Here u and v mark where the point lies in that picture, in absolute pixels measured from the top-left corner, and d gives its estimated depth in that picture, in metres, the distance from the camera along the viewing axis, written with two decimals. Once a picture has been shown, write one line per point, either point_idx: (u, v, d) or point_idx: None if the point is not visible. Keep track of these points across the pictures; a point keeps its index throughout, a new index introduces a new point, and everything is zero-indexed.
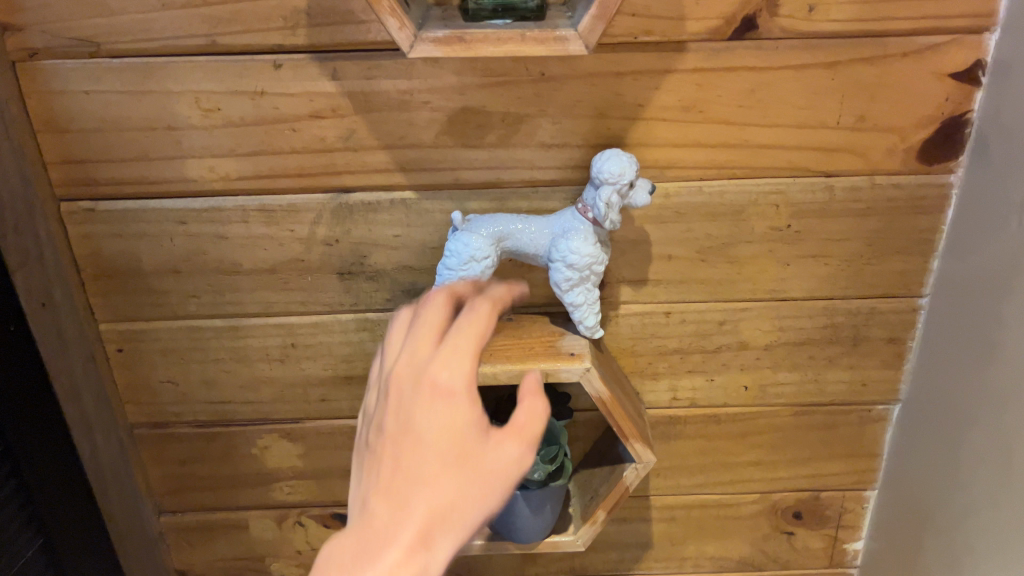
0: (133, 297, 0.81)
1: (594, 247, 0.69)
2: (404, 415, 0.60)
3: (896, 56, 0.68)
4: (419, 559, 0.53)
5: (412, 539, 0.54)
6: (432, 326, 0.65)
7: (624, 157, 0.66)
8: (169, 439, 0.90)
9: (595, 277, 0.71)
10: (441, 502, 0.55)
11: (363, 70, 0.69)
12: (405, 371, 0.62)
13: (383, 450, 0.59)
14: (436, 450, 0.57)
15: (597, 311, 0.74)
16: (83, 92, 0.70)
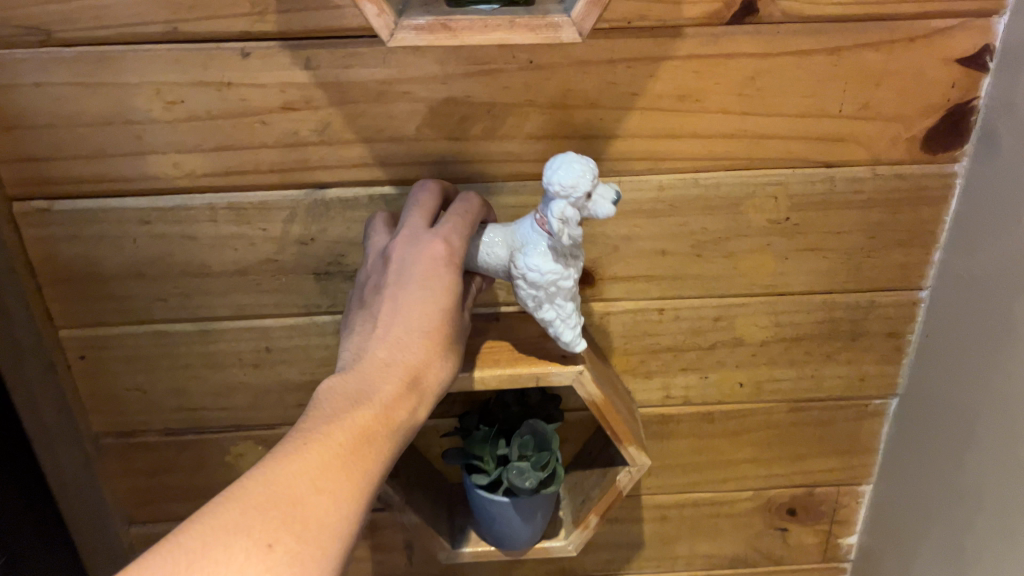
0: (94, 303, 0.76)
1: (557, 260, 0.61)
2: (404, 270, 0.58)
3: (902, 41, 0.65)
4: (407, 403, 0.54)
5: (402, 383, 0.54)
6: (425, 210, 0.62)
7: (578, 163, 0.56)
8: (137, 449, 0.85)
9: (566, 292, 0.63)
10: (432, 355, 0.56)
11: (338, 59, 0.64)
12: (402, 247, 0.59)
13: (379, 303, 0.58)
14: (436, 310, 0.57)
15: (579, 324, 0.65)
16: (32, 84, 0.65)
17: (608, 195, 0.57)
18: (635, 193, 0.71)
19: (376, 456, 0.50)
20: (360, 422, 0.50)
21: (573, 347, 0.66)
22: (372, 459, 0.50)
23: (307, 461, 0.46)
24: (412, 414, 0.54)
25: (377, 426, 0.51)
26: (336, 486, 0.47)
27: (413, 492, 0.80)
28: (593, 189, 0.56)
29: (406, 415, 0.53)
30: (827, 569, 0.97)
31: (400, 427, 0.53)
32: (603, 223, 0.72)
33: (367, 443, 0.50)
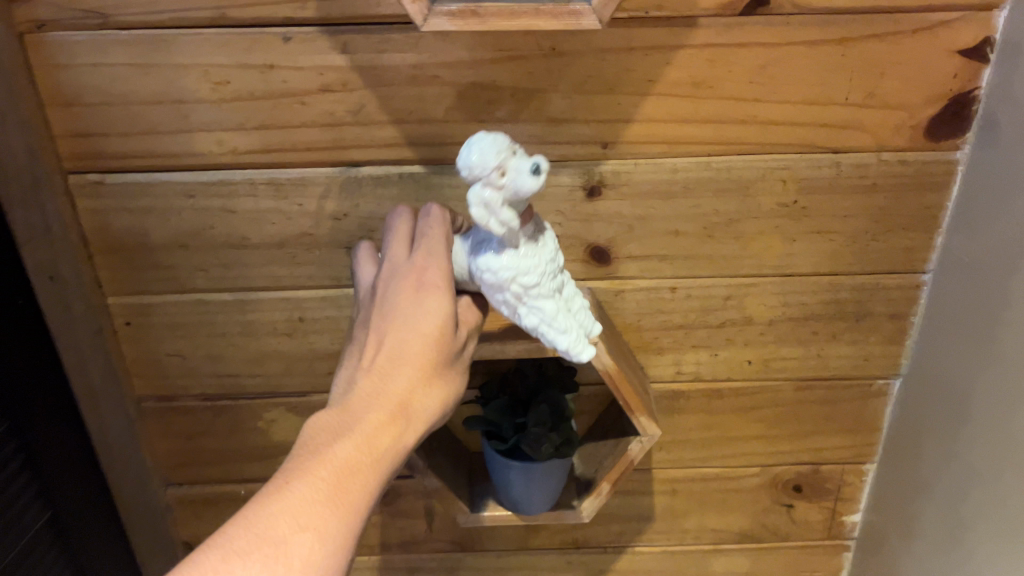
0: (141, 272, 0.81)
1: (510, 258, 0.60)
2: (387, 303, 0.59)
3: (907, 33, 0.68)
4: (396, 434, 0.53)
5: (390, 413, 0.54)
6: (402, 241, 0.63)
7: (479, 142, 0.55)
8: (176, 413, 0.90)
9: (537, 292, 0.62)
10: (419, 383, 0.56)
11: (374, 44, 0.69)
12: (385, 281, 0.60)
13: (366, 336, 0.58)
14: (423, 338, 0.57)
15: (564, 325, 0.64)
16: (91, 64, 0.70)
17: (520, 167, 0.55)
18: (650, 174, 0.75)
19: (362, 490, 0.50)
20: (345, 458, 0.50)
21: (563, 349, 0.65)
22: (357, 492, 0.49)
23: (290, 501, 0.47)
24: (401, 443, 0.53)
25: (362, 460, 0.51)
26: (319, 524, 0.46)
27: (435, 457, 0.84)
28: (503, 166, 0.55)
29: (396, 446, 0.53)
30: (831, 546, 1.00)
31: (388, 457, 0.52)
32: (620, 203, 0.77)
33: (351, 478, 0.50)
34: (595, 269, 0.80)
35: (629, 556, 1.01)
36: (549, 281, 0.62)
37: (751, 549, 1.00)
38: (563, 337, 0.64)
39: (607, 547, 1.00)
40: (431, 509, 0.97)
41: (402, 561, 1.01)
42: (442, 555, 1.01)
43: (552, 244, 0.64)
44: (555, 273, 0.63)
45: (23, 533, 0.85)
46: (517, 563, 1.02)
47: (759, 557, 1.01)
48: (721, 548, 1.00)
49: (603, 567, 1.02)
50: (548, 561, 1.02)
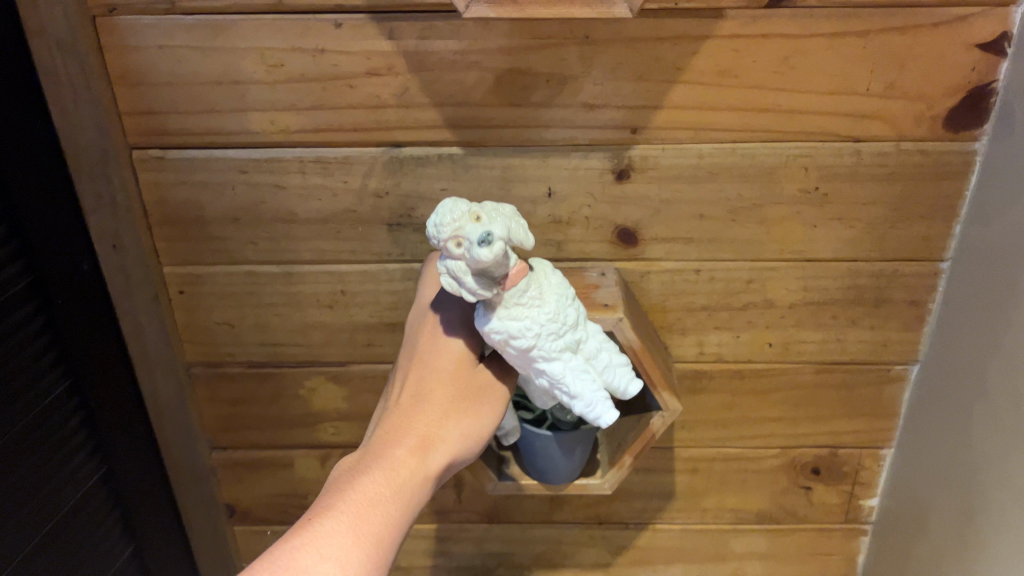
0: (195, 243, 0.86)
1: (503, 324, 0.64)
2: (412, 350, 0.72)
3: (927, 26, 0.71)
4: (418, 464, 0.63)
5: (412, 446, 0.64)
6: (430, 284, 0.76)
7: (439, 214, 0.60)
8: (223, 379, 0.95)
9: (542, 357, 0.66)
10: (437, 422, 0.66)
11: (418, 31, 0.74)
12: (412, 327, 0.74)
13: (399, 379, 0.71)
14: (438, 384, 0.68)
15: (580, 392, 0.68)
16: (156, 47, 0.75)
17: (472, 237, 0.58)
18: (677, 159, 0.79)
19: (385, 514, 0.58)
20: (370, 488, 0.59)
21: (580, 412, 0.69)
22: (381, 516, 0.58)
23: (321, 530, 0.55)
24: (424, 472, 0.63)
25: (387, 488, 0.60)
26: (343, 544, 0.55)
27: None
28: (458, 235, 0.59)
29: (419, 474, 0.62)
30: (848, 529, 1.03)
31: (412, 484, 0.61)
32: (647, 186, 0.80)
33: (376, 503, 0.58)
34: (622, 251, 0.84)
35: (651, 533, 1.05)
36: (554, 346, 0.66)
37: (769, 531, 1.03)
38: (578, 400, 0.68)
39: (629, 523, 1.04)
40: (461, 481, 1.02)
41: (432, 530, 1.06)
42: (470, 525, 1.05)
43: (563, 305, 0.66)
44: (563, 337, 0.66)
45: (82, 488, 0.89)
46: (542, 536, 1.06)
47: (777, 539, 1.04)
48: (740, 528, 1.04)
49: (625, 543, 1.06)
50: (572, 535, 1.05)
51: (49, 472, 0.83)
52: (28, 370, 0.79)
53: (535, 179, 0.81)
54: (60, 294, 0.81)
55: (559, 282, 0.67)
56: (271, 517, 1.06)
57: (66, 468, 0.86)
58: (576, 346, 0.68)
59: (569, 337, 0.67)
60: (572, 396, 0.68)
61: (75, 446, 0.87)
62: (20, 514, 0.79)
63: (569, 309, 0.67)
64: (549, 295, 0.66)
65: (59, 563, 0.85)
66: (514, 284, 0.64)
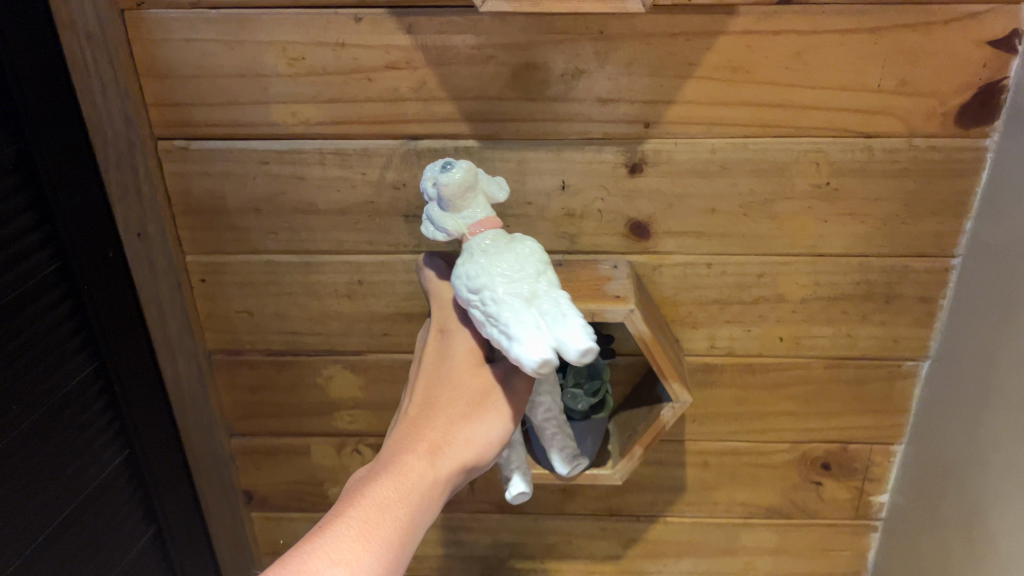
0: (217, 232, 0.88)
1: (459, 269, 0.69)
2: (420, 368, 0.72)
3: (938, 23, 0.72)
4: (428, 471, 0.62)
5: (421, 454, 0.63)
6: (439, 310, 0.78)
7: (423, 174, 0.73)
8: (243, 366, 0.97)
9: (487, 292, 0.66)
10: (446, 428, 0.65)
11: (437, 25, 0.75)
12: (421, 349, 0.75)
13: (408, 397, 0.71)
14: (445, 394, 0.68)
15: (516, 332, 0.63)
16: (182, 40, 0.78)
17: (434, 169, 0.70)
18: (690, 153, 0.80)
19: (396, 519, 0.57)
20: (380, 495, 0.58)
21: (515, 352, 0.62)
22: (392, 521, 0.57)
23: (331, 536, 0.54)
24: (435, 479, 0.61)
25: (397, 494, 0.58)
26: (350, 546, 0.53)
27: None
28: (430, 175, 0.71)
29: (429, 481, 0.61)
30: (858, 525, 1.03)
31: (423, 490, 0.60)
32: (660, 180, 0.82)
33: (386, 509, 0.57)
34: (634, 244, 0.86)
35: (661, 526, 1.06)
36: (501, 283, 0.66)
37: (780, 526, 1.04)
38: (512, 340, 0.63)
39: (640, 516, 1.05)
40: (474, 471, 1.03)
41: (445, 519, 1.08)
42: (483, 515, 1.07)
43: (526, 261, 0.68)
44: (512, 278, 0.66)
45: (105, 470, 0.91)
46: (553, 527, 1.07)
47: (787, 534, 1.05)
48: (750, 523, 1.04)
49: (636, 535, 1.07)
50: (583, 527, 1.07)
51: (72, 453, 0.85)
52: (55, 354, 0.82)
53: (549, 172, 0.82)
54: (87, 281, 0.83)
55: (540, 256, 0.69)
56: (287, 504, 1.08)
57: (89, 450, 0.88)
58: (529, 296, 0.65)
59: (520, 282, 0.66)
60: (510, 335, 0.63)
61: (99, 428, 0.89)
62: (43, 494, 0.81)
63: (530, 265, 0.67)
64: (518, 249, 0.68)
65: (80, 544, 0.87)
66: (479, 231, 0.70)
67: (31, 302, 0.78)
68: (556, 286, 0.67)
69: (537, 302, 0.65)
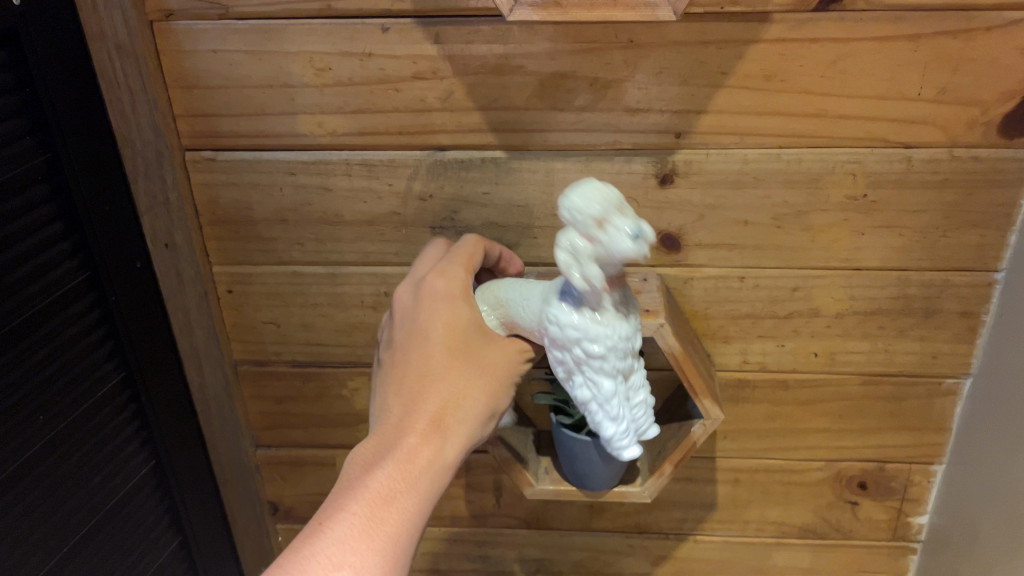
0: (244, 243, 0.88)
1: (579, 324, 0.64)
2: (410, 319, 0.68)
3: (981, 30, 0.70)
4: (431, 452, 0.60)
5: (424, 432, 0.61)
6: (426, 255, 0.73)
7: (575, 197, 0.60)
8: (269, 377, 0.97)
9: (593, 368, 0.65)
10: (447, 399, 0.63)
11: (464, 35, 0.74)
12: (405, 293, 0.70)
13: (397, 351, 0.67)
14: (440, 357, 0.65)
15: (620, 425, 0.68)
16: (210, 51, 0.78)
17: (625, 228, 0.57)
18: (721, 163, 0.78)
19: (401, 512, 0.57)
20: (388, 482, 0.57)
21: (610, 435, 0.69)
22: (396, 515, 0.56)
23: (333, 538, 0.53)
24: (439, 461, 0.60)
25: (402, 486, 0.58)
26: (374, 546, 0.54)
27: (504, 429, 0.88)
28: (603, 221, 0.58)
29: (433, 464, 0.60)
30: (897, 547, 1.00)
31: (427, 476, 0.59)
32: (691, 192, 0.80)
33: (391, 504, 0.57)
34: (664, 256, 0.84)
35: (691, 544, 1.03)
36: (607, 365, 0.65)
37: (814, 546, 1.01)
38: (609, 426, 0.68)
39: (669, 533, 1.03)
40: (500, 485, 1.02)
41: (471, 533, 1.06)
42: (509, 530, 1.05)
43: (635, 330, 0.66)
44: (620, 356, 0.65)
45: (131, 478, 0.91)
46: (580, 544, 1.05)
47: (822, 554, 1.02)
48: (783, 542, 1.02)
49: (664, 553, 1.04)
50: (611, 544, 1.05)
51: (98, 464, 0.85)
52: (85, 363, 0.82)
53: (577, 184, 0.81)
54: (114, 290, 0.84)
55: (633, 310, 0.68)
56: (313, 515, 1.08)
57: (115, 460, 0.88)
58: (625, 374, 0.67)
59: (625, 361, 0.66)
60: (603, 418, 0.68)
61: (126, 438, 0.90)
62: (72, 503, 0.81)
63: (636, 337, 0.66)
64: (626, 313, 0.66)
65: (107, 553, 0.87)
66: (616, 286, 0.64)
67: (60, 311, 0.78)
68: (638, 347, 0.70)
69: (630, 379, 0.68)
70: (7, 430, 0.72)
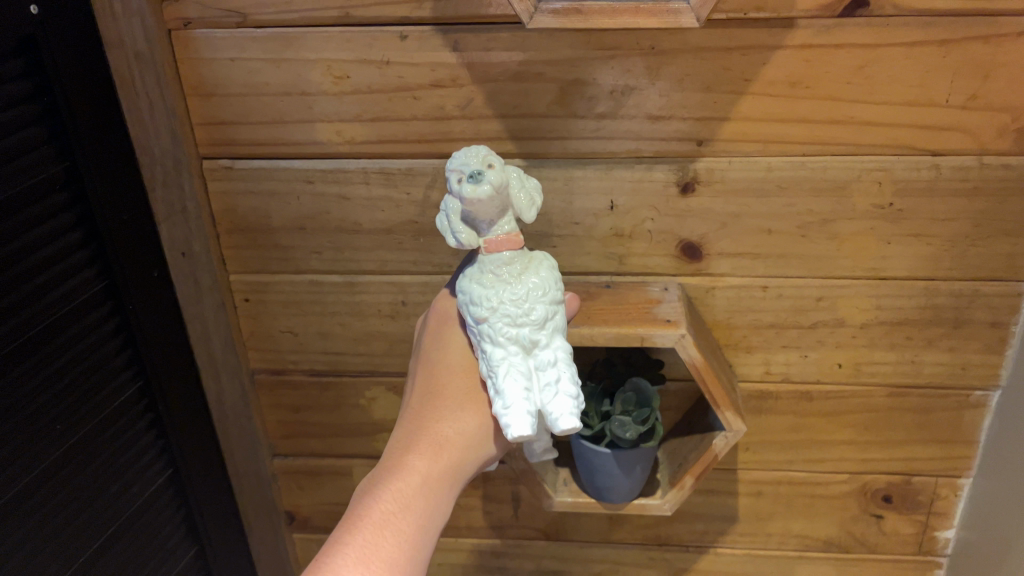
0: (262, 252, 0.88)
1: (471, 284, 0.69)
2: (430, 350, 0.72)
3: (1012, 34, 0.69)
4: (430, 472, 0.63)
5: (421, 453, 0.64)
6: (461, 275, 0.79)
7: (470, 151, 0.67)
8: (286, 386, 0.97)
9: (485, 336, 0.68)
10: (446, 423, 0.66)
11: (483, 42, 0.74)
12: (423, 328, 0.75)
13: (415, 384, 0.71)
14: (444, 388, 0.69)
15: (501, 389, 0.65)
16: (228, 59, 0.77)
17: (466, 173, 0.66)
18: (744, 171, 0.77)
19: (401, 533, 0.59)
20: (386, 506, 0.60)
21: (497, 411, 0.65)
22: (395, 534, 0.59)
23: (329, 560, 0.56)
24: (437, 482, 0.63)
25: (399, 503, 0.60)
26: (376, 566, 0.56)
27: None
28: (457, 171, 0.66)
29: (428, 485, 0.62)
30: (923, 562, 0.98)
31: (426, 492, 0.62)
32: (714, 200, 0.79)
33: (389, 527, 0.59)
34: (686, 265, 0.83)
35: (712, 557, 1.02)
36: (497, 333, 0.67)
37: (838, 559, 0.99)
38: (498, 396, 0.65)
39: (690, 546, 1.01)
40: (518, 495, 1.01)
41: (488, 544, 1.05)
42: (527, 541, 1.04)
43: (531, 296, 0.67)
44: (512, 322, 0.67)
45: (148, 487, 0.90)
46: (599, 556, 1.04)
47: (846, 569, 1.00)
48: (806, 556, 1.00)
49: (685, 566, 1.03)
50: (631, 556, 1.03)
51: (112, 474, 0.84)
52: (100, 373, 0.81)
53: (598, 192, 0.80)
54: (132, 298, 0.83)
55: (554, 292, 0.68)
56: (329, 525, 1.07)
57: (131, 470, 0.87)
58: (527, 346, 0.67)
59: (521, 328, 0.67)
60: (497, 393, 0.66)
61: (143, 448, 0.89)
62: (89, 512, 0.81)
63: (532, 299, 0.67)
64: (522, 281, 0.68)
65: (122, 565, 0.86)
66: (495, 249, 0.69)
67: (78, 319, 0.78)
68: (556, 330, 0.68)
69: (534, 353, 0.67)
70: (22, 440, 0.72)
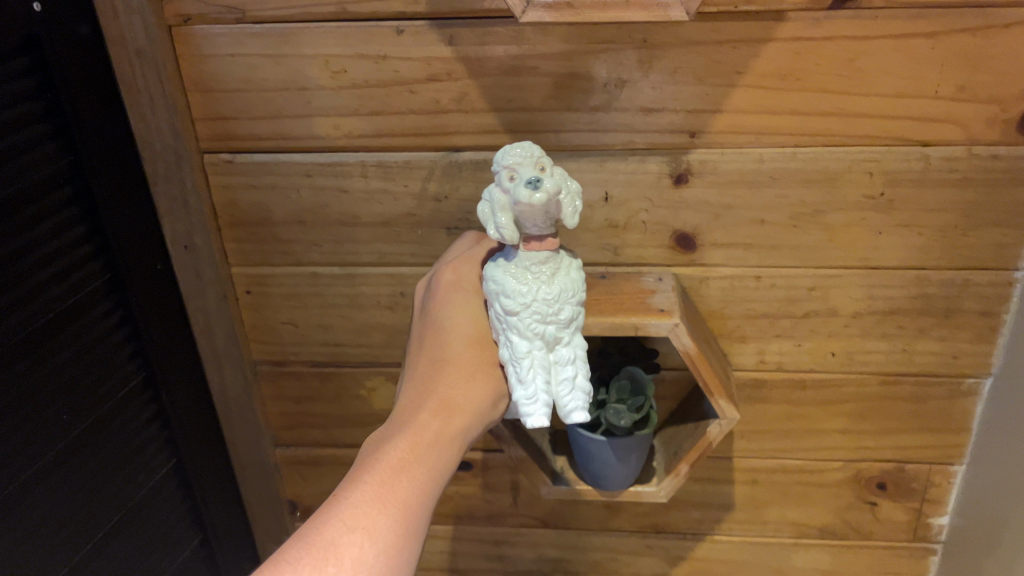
0: (263, 245, 0.89)
1: (503, 277, 0.68)
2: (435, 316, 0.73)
3: (1000, 26, 0.69)
4: (441, 429, 0.64)
5: (433, 412, 0.65)
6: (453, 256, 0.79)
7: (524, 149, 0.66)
8: (287, 377, 0.98)
9: (511, 327, 0.68)
10: (456, 387, 0.67)
11: (478, 37, 0.75)
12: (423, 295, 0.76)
13: (421, 347, 0.72)
14: (454, 354, 0.70)
15: (523, 381, 0.67)
16: (228, 55, 0.79)
17: (522, 175, 0.65)
18: (736, 162, 0.78)
19: (413, 480, 0.60)
20: (398, 456, 0.61)
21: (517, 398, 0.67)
22: (409, 481, 0.60)
23: (348, 503, 0.57)
24: (448, 438, 0.64)
25: (412, 453, 0.62)
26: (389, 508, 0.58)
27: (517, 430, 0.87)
28: (513, 170, 0.65)
29: (439, 440, 0.64)
30: (918, 548, 0.99)
31: (437, 446, 0.63)
32: (707, 191, 0.80)
33: (402, 474, 0.60)
34: (679, 256, 0.84)
35: (709, 545, 1.03)
36: (523, 327, 0.68)
37: (833, 546, 1.00)
38: (518, 386, 0.67)
39: (687, 533, 1.03)
40: (517, 484, 1.02)
41: (488, 532, 1.07)
42: (526, 529, 1.05)
43: (563, 297, 0.67)
44: (540, 319, 0.67)
45: (153, 476, 0.91)
46: (597, 544, 1.05)
47: (841, 555, 1.01)
48: (802, 543, 1.01)
49: (682, 554, 1.04)
50: (629, 543, 1.05)
51: (118, 464, 0.86)
52: (105, 363, 0.83)
53: (592, 184, 0.81)
54: (136, 291, 0.85)
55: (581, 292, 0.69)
56: None
57: (136, 459, 0.89)
58: (550, 342, 0.68)
59: (547, 325, 0.68)
60: (518, 383, 0.67)
61: (148, 438, 0.90)
62: (96, 499, 0.83)
63: (564, 301, 0.68)
64: (555, 281, 0.68)
65: (128, 553, 0.87)
66: (536, 247, 0.68)
67: (83, 311, 0.79)
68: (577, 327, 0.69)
69: (556, 349, 0.69)
70: (30, 429, 0.73)
